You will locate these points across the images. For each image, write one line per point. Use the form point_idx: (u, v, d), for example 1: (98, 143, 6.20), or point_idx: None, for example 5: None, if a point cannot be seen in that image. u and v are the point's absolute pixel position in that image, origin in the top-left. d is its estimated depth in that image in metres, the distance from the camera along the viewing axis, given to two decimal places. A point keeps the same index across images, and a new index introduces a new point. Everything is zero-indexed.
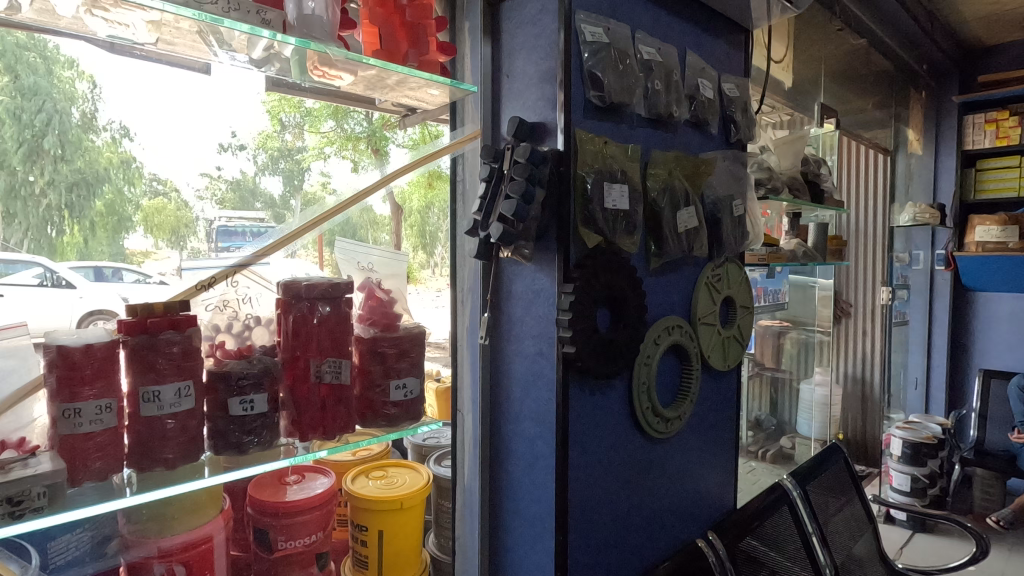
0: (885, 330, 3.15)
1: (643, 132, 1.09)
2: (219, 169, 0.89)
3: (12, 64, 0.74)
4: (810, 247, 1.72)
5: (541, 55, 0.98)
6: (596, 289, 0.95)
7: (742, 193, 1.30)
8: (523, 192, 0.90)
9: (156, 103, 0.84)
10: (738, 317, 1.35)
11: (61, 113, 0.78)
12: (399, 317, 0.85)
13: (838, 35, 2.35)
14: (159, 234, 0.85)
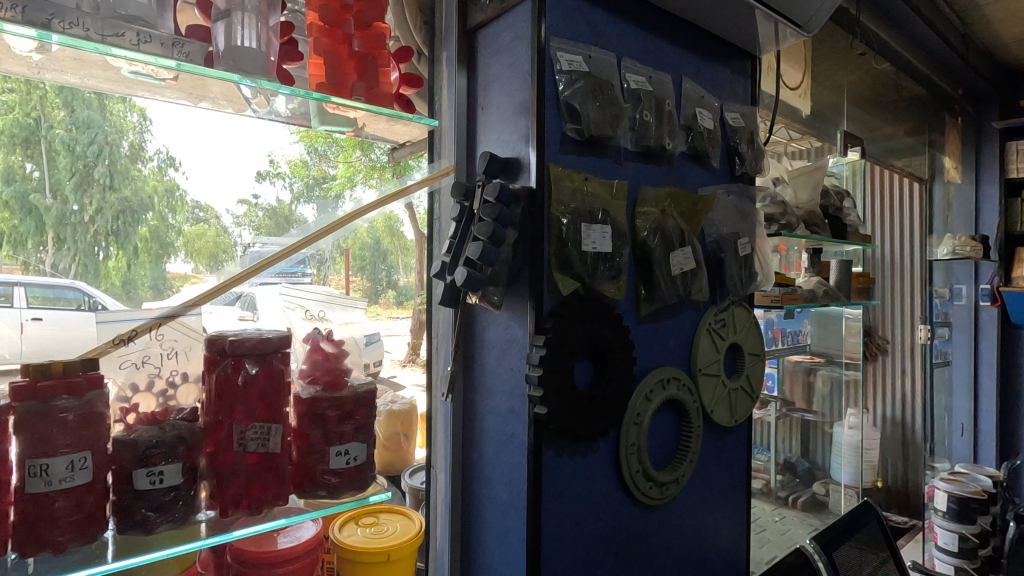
0: (925, 370, 2.92)
1: (632, 166, 1.00)
2: (257, 197, 0.88)
3: (68, 100, 0.75)
4: (833, 285, 1.58)
5: (515, 86, 0.91)
6: (572, 342, 0.86)
7: (749, 230, 1.19)
8: (491, 234, 0.81)
9: (196, 135, 0.83)
10: (747, 366, 1.22)
11: (111, 145, 0.77)
12: (347, 373, 0.78)
13: (862, 59, 2.25)
14: (200, 259, 0.83)
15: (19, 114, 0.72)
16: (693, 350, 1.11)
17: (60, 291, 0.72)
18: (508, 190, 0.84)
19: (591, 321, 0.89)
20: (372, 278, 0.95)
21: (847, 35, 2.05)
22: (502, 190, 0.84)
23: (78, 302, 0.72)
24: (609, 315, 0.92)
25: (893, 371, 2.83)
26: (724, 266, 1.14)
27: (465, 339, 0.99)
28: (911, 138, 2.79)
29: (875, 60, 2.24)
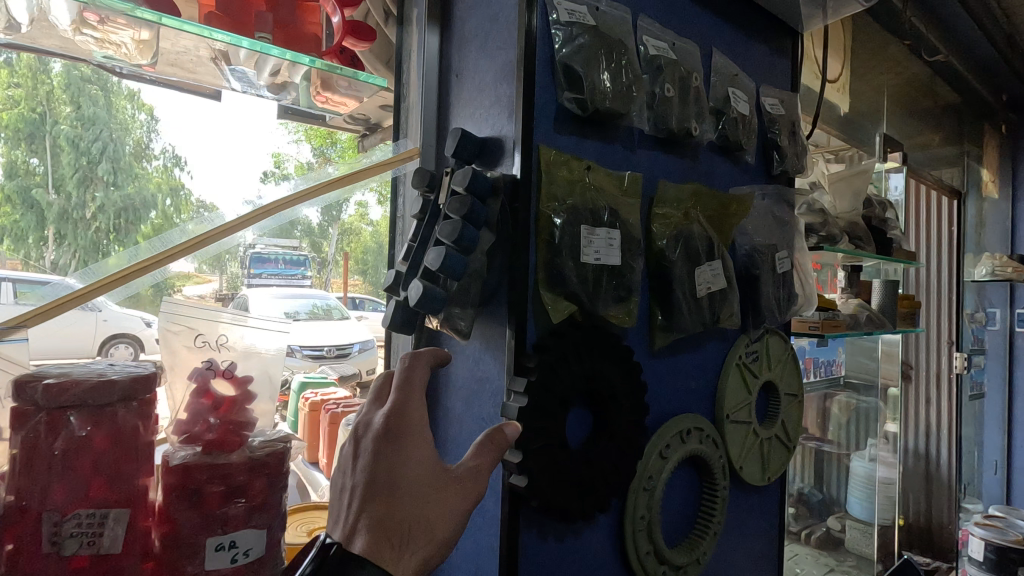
0: (956, 400, 2.68)
1: (648, 156, 0.78)
2: (260, 198, 0.70)
3: (75, 97, 0.61)
4: (876, 310, 1.35)
5: (497, 45, 0.69)
6: (563, 386, 0.63)
7: (787, 241, 0.97)
8: (457, 235, 0.60)
9: (203, 125, 0.68)
10: (782, 410, 0.99)
11: (116, 143, 0.63)
12: (252, 426, 0.56)
13: (901, 57, 2.04)
14: (205, 260, 0.66)
15: (26, 110, 0.58)
16: (719, 390, 0.89)
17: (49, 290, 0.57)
18: (483, 177, 0.63)
19: (591, 357, 0.66)
20: (374, 283, 0.83)
21: (887, 29, 1.84)
22: (474, 177, 0.62)
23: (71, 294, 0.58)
24: (615, 348, 0.69)
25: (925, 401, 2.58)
26: (760, 285, 0.91)
27: (428, 375, 0.77)
28: (948, 147, 2.55)
29: (914, 58, 2.03)
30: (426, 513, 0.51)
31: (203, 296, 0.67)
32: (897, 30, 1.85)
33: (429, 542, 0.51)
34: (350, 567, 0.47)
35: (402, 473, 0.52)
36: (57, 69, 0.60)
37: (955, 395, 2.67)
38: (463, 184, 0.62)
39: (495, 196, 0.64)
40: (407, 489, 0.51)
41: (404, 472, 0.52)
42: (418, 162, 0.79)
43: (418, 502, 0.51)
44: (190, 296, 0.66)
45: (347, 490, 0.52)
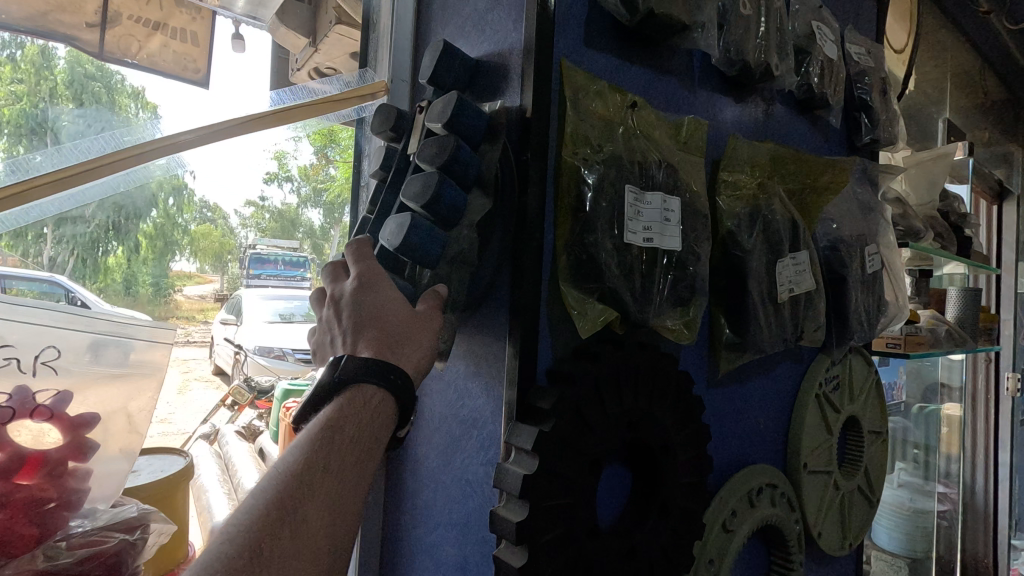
0: None
1: (711, 101, 0.57)
2: (265, 197, 0.65)
3: (78, 94, 0.55)
4: (957, 325, 1.12)
5: None
6: (589, 438, 0.43)
7: (876, 233, 0.75)
8: (432, 193, 0.40)
9: (202, 106, 0.59)
10: (866, 454, 0.76)
11: None
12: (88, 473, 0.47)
13: (968, 38, 1.80)
14: (206, 259, 0.61)
15: (28, 107, 0.53)
16: (792, 427, 0.67)
17: (44, 288, 0.52)
18: (474, 112, 0.44)
19: (636, 391, 0.46)
20: None
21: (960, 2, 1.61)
22: (462, 107, 0.43)
23: (59, 298, 0.53)
24: (670, 377, 0.48)
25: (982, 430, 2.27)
26: (847, 290, 0.68)
27: None
28: (1010, 144, 2.30)
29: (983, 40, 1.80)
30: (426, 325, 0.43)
31: (205, 297, 0.61)
32: (962, 6, 1.61)
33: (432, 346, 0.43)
34: (367, 375, 0.40)
35: (386, 310, 0.43)
36: (62, 65, 0.55)
37: None
38: (442, 122, 0.43)
39: (494, 142, 0.45)
40: (398, 298, 0.43)
41: (389, 308, 0.43)
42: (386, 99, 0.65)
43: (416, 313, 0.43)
44: (190, 296, 0.61)
45: (334, 336, 0.43)
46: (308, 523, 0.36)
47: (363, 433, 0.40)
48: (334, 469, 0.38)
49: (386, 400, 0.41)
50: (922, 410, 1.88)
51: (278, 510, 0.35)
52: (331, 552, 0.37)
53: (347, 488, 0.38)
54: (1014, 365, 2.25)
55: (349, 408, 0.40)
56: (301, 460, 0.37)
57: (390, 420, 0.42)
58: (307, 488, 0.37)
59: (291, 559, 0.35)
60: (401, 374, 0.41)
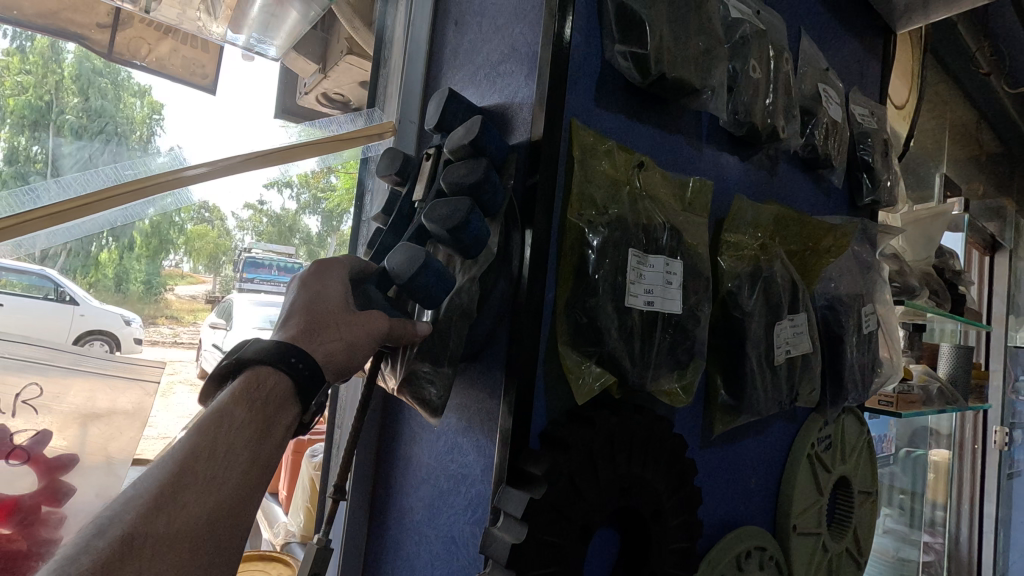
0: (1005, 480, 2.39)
1: (718, 160, 0.58)
2: (264, 202, 0.63)
3: (85, 89, 0.55)
4: (948, 382, 1.13)
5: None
6: (579, 503, 0.43)
7: (873, 293, 0.76)
8: (459, 220, 0.40)
9: (207, 117, 0.59)
10: (856, 514, 0.79)
11: (121, 137, 0.56)
12: (60, 521, 0.52)
13: (967, 95, 1.85)
14: (200, 258, 0.61)
15: (33, 97, 0.53)
16: (783, 485, 0.70)
17: (35, 279, 0.51)
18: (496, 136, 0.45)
19: (630, 457, 0.47)
20: None
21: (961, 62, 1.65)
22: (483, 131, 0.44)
23: (48, 291, 0.52)
24: (665, 443, 0.49)
25: (969, 481, 2.25)
26: (844, 349, 0.69)
27: (394, 441, 0.57)
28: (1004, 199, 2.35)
29: (981, 98, 1.85)
30: (350, 323, 0.43)
31: (196, 297, 0.62)
32: (965, 66, 1.64)
33: (352, 335, 0.43)
34: (265, 370, 0.41)
35: (319, 297, 0.44)
36: (71, 59, 0.54)
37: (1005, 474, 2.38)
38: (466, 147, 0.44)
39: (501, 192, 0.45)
40: (328, 294, 0.44)
41: (324, 298, 0.44)
42: (394, 140, 0.68)
43: (338, 309, 0.44)
44: (182, 296, 0.61)
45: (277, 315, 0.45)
46: (187, 506, 0.36)
47: (257, 414, 0.40)
48: (222, 454, 0.38)
49: (282, 385, 0.41)
50: (909, 455, 1.84)
51: (162, 483, 0.36)
52: (213, 538, 0.37)
53: (237, 466, 0.38)
54: (1002, 418, 2.26)
55: (242, 390, 0.40)
56: (188, 444, 0.38)
57: (289, 403, 0.41)
58: (191, 469, 0.37)
59: (172, 530, 0.35)
60: (302, 362, 0.41)
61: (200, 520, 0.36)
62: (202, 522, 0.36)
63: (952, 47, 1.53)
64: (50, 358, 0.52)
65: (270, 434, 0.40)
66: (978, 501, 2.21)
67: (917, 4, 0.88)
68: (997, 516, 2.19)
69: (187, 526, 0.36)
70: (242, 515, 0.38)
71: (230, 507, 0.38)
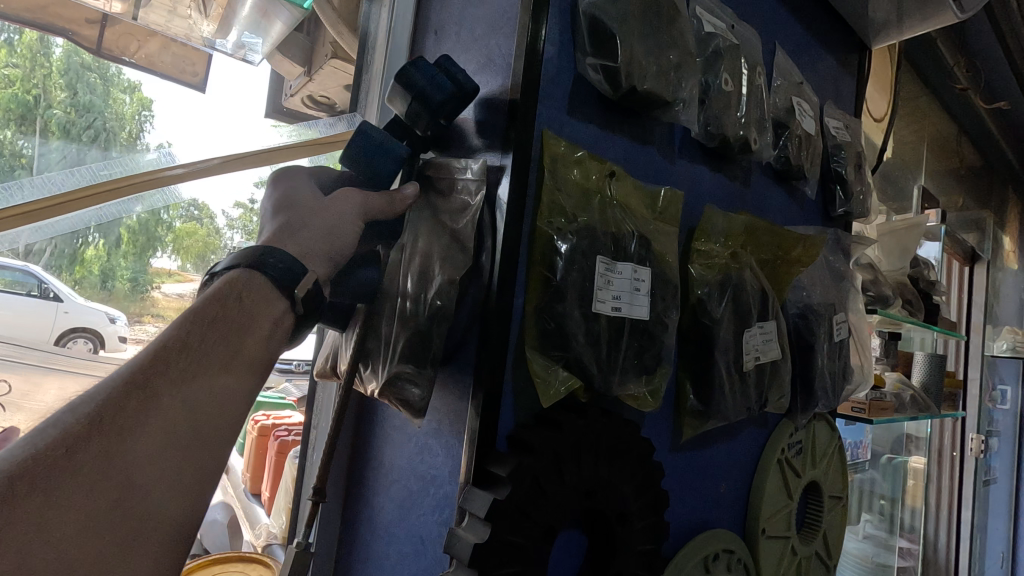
0: (983, 488, 2.42)
1: (690, 170, 0.61)
2: (254, 199, 0.66)
3: (73, 83, 0.57)
4: (921, 389, 1.15)
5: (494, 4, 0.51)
6: (544, 504, 0.44)
7: (844, 302, 0.79)
8: (410, 67, 0.48)
9: (197, 113, 0.62)
10: (824, 518, 0.81)
11: (109, 133, 0.58)
12: None
13: (945, 109, 1.90)
14: (188, 257, 0.63)
15: (20, 90, 0.54)
16: (754, 489, 0.72)
17: (18, 276, 0.53)
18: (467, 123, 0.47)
19: (597, 460, 0.48)
20: None
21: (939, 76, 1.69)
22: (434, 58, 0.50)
23: (31, 288, 0.54)
24: (632, 446, 0.50)
25: (947, 488, 2.28)
26: (815, 356, 0.71)
27: (369, 440, 0.58)
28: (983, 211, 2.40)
29: (959, 112, 1.89)
30: (322, 210, 0.46)
31: (184, 296, 0.63)
32: (944, 82, 1.69)
33: (327, 225, 0.45)
34: (242, 272, 0.43)
35: (289, 196, 0.47)
36: (59, 53, 0.57)
37: (983, 482, 2.41)
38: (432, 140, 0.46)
39: (474, 197, 0.48)
40: (298, 189, 0.47)
41: (294, 193, 0.47)
42: None
43: (307, 200, 0.47)
44: (168, 295, 0.63)
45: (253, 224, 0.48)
46: (162, 393, 0.37)
47: (234, 313, 0.41)
48: (199, 346, 0.39)
49: (259, 285, 0.43)
50: (890, 461, 1.87)
51: (136, 371, 0.37)
52: (191, 425, 0.38)
53: (216, 359, 0.40)
54: (979, 426, 2.30)
55: (221, 290, 0.42)
56: (164, 338, 0.39)
57: (268, 303, 0.43)
58: (167, 358, 0.38)
59: (148, 413, 0.36)
60: (278, 256, 0.43)
61: (177, 408, 0.37)
62: (178, 408, 0.37)
63: (930, 62, 1.57)
64: (26, 354, 0.55)
65: (251, 332, 0.42)
66: (955, 507, 2.25)
67: (890, 22, 0.91)
68: (973, 522, 2.23)
69: (162, 415, 0.37)
70: (222, 407, 0.40)
71: (206, 397, 0.39)
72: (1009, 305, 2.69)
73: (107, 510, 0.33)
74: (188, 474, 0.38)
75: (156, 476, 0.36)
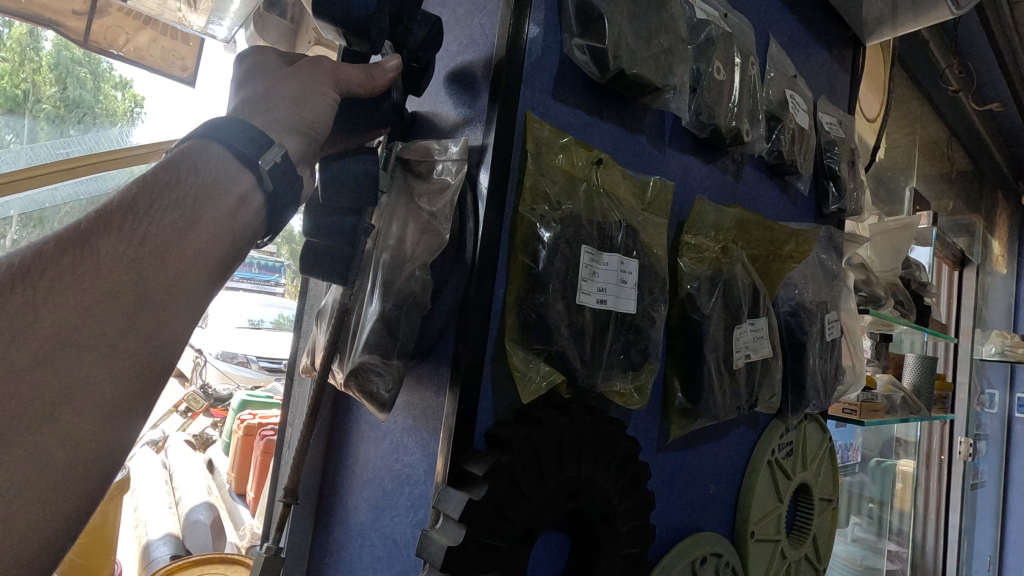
0: (973, 492, 2.42)
1: (680, 160, 0.60)
2: None
3: (63, 78, 0.65)
4: (913, 392, 1.14)
5: None
6: (523, 504, 0.43)
7: (837, 300, 0.77)
8: None
9: (184, 107, 0.71)
10: (815, 521, 0.80)
11: (100, 127, 0.66)
12: None
13: (936, 112, 1.91)
14: None
15: (9, 85, 0.61)
16: (743, 491, 0.70)
17: None
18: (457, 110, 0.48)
19: (580, 459, 0.46)
20: None
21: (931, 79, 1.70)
22: None
23: None
24: (618, 446, 0.49)
25: (936, 491, 2.28)
26: (807, 356, 0.70)
27: (346, 439, 0.56)
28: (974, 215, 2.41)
29: (950, 116, 1.91)
30: (293, 82, 0.44)
31: None
32: (935, 84, 1.70)
33: (299, 106, 0.43)
34: (208, 146, 0.41)
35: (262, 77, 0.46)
36: (49, 48, 0.63)
37: (973, 487, 2.41)
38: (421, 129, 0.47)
39: (454, 176, 0.45)
40: (270, 70, 0.47)
41: (265, 74, 0.46)
42: None
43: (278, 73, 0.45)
44: None
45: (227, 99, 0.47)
46: (99, 249, 0.35)
47: (191, 182, 0.39)
48: (150, 210, 0.37)
49: (220, 159, 0.40)
50: (879, 464, 1.87)
51: (78, 229, 0.36)
52: (137, 287, 0.35)
53: (166, 225, 0.37)
54: (967, 430, 2.31)
55: (175, 161, 0.39)
56: (115, 201, 0.37)
57: (232, 176, 0.41)
58: (110, 217, 0.36)
59: (85, 267, 0.35)
60: (253, 132, 0.41)
61: (116, 267, 0.35)
62: (118, 266, 0.35)
63: (923, 65, 1.57)
64: None
65: (212, 203, 0.39)
66: (943, 511, 2.25)
67: (885, 19, 0.90)
68: (961, 526, 2.23)
69: (97, 270, 0.35)
70: (174, 273, 0.37)
71: (152, 260, 0.36)
72: (998, 310, 2.71)
73: (30, 363, 0.32)
74: (134, 342, 0.35)
75: (93, 337, 0.34)
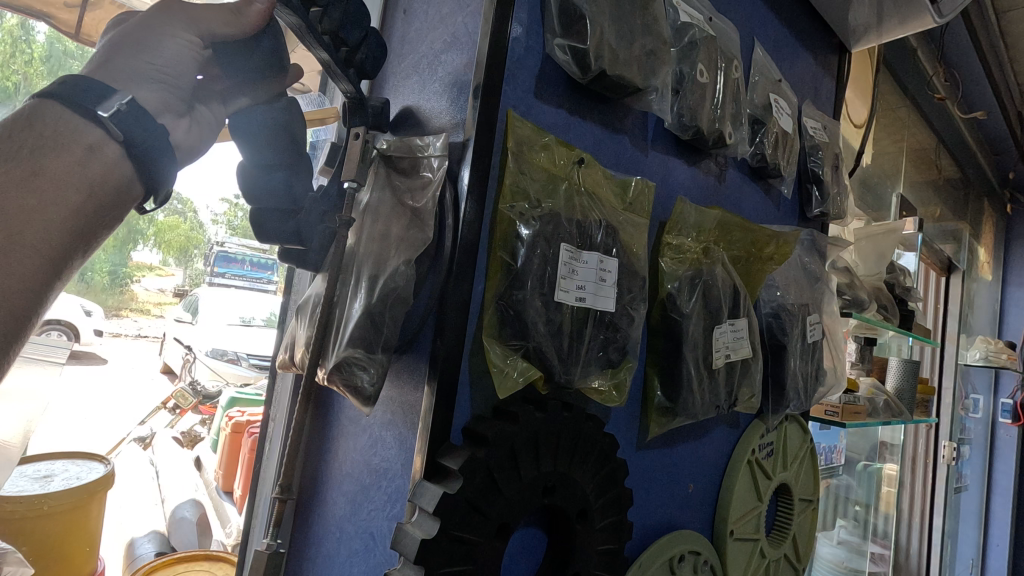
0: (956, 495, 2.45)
1: (663, 162, 0.61)
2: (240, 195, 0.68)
3: (54, 69, 0.62)
4: (895, 395, 1.16)
5: None
6: (498, 497, 0.43)
7: (819, 303, 0.78)
8: None
9: None
10: (795, 521, 0.81)
11: None
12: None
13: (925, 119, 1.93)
14: (171, 252, 0.66)
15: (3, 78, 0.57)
16: (723, 491, 0.71)
17: None
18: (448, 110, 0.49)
19: (556, 455, 0.47)
20: None
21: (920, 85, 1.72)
22: None
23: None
24: (595, 442, 0.50)
25: (920, 494, 2.30)
26: (787, 357, 0.71)
27: (325, 433, 0.56)
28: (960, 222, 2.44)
29: (938, 123, 1.93)
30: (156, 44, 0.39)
31: (163, 289, 0.67)
32: (923, 91, 1.72)
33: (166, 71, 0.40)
34: (53, 105, 0.38)
35: (120, 35, 0.40)
36: (40, 40, 0.61)
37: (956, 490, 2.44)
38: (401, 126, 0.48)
39: (435, 172, 0.47)
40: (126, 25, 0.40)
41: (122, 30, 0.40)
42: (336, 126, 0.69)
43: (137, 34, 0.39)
44: (150, 287, 0.66)
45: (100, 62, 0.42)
46: None
47: (31, 142, 0.37)
48: None
49: (63, 116, 0.38)
50: (865, 468, 1.88)
51: None
52: None
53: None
54: (952, 433, 2.33)
55: (24, 115, 0.38)
56: None
57: (77, 131, 0.38)
58: None
59: None
60: (89, 88, 0.37)
61: None
62: None
63: (910, 72, 1.60)
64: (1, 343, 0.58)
65: (54, 162, 0.37)
66: (927, 514, 2.27)
67: (871, 27, 0.92)
68: (944, 528, 2.25)
69: None
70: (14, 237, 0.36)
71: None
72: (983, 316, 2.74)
73: None
74: None
75: None
